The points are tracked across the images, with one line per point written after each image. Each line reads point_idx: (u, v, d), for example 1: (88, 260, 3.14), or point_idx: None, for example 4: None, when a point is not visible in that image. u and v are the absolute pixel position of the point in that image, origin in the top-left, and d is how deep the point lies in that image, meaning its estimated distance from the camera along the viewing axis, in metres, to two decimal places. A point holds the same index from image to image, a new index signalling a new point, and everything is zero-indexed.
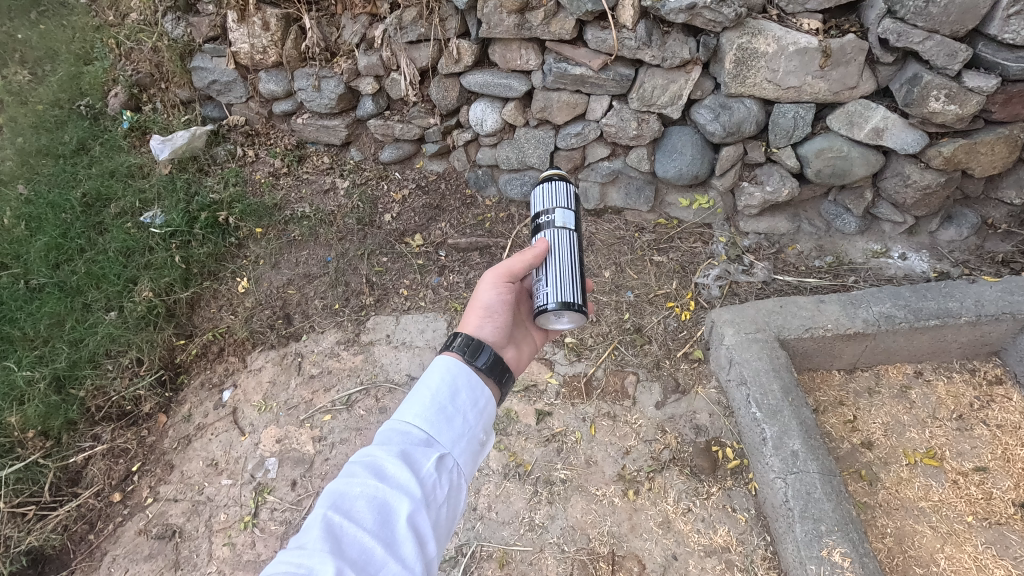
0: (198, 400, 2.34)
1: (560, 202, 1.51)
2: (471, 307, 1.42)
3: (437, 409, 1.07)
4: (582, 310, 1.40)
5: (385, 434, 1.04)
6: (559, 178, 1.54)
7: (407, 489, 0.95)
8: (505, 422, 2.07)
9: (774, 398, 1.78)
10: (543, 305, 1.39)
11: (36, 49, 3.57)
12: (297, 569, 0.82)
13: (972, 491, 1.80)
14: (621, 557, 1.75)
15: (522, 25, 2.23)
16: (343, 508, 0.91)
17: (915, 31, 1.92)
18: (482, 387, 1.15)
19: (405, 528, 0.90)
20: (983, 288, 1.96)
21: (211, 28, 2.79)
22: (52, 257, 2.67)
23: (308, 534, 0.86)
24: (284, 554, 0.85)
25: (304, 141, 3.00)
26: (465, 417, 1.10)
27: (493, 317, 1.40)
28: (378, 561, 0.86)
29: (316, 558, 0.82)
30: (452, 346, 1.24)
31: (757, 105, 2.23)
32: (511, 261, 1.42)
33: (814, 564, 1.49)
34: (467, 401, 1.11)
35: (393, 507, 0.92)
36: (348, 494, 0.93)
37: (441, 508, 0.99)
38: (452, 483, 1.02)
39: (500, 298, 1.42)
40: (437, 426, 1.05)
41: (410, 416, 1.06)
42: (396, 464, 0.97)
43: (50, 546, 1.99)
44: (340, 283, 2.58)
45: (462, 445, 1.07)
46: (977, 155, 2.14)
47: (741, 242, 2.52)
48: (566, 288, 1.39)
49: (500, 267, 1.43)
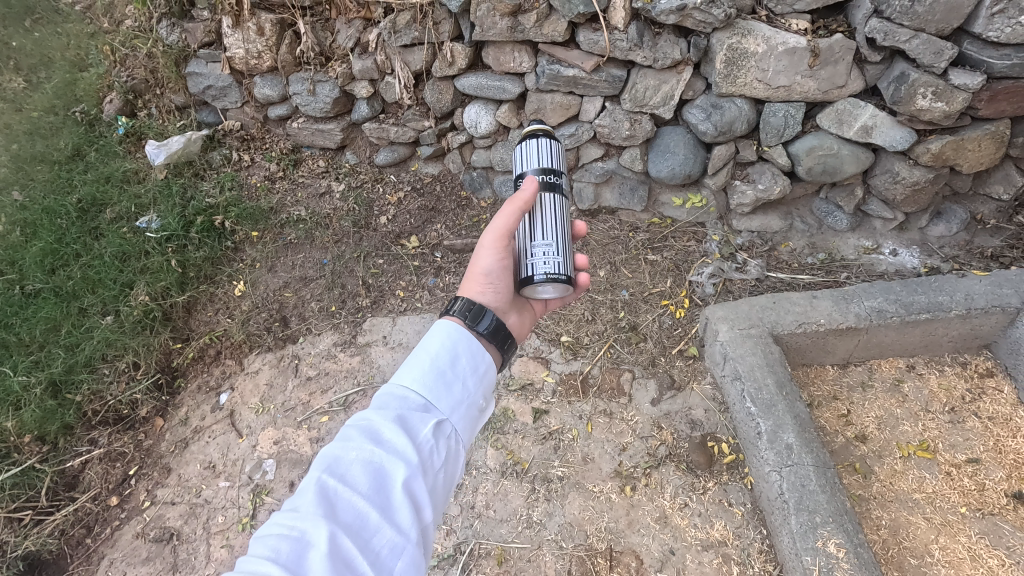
0: (195, 403, 2.33)
1: (548, 164, 1.47)
2: (469, 274, 1.39)
3: (436, 375, 1.08)
4: (568, 280, 1.43)
5: (382, 398, 1.05)
6: (546, 137, 1.50)
7: (404, 455, 0.96)
8: (501, 420, 2.08)
9: (768, 392, 1.80)
10: (530, 275, 1.40)
11: (31, 56, 3.58)
12: (290, 531, 0.83)
13: (966, 482, 1.82)
14: (619, 553, 1.75)
15: (515, 28, 2.25)
16: (338, 472, 0.92)
17: (901, 30, 1.95)
18: (482, 354, 1.16)
19: (400, 494, 0.91)
20: (973, 281, 1.98)
21: (205, 34, 2.80)
22: (48, 262, 2.67)
23: (302, 498, 0.87)
24: (279, 516, 0.86)
25: (299, 145, 3.03)
26: (465, 383, 1.11)
27: (492, 284, 1.40)
28: (373, 526, 0.87)
29: (309, 521, 0.83)
30: (452, 310, 1.23)
31: (748, 105, 2.26)
32: (502, 219, 1.39)
33: (810, 556, 1.50)
34: (467, 367, 1.12)
35: (389, 473, 0.94)
36: (343, 458, 0.94)
37: (437, 474, 1.00)
38: (449, 450, 1.04)
39: (497, 262, 1.41)
40: (436, 392, 1.06)
41: (409, 380, 1.07)
42: (394, 429, 0.98)
43: (47, 550, 1.98)
44: (336, 286, 2.59)
45: (460, 412, 1.08)
46: (965, 151, 2.17)
47: (734, 240, 2.54)
48: (554, 257, 1.40)
49: (492, 229, 1.40)
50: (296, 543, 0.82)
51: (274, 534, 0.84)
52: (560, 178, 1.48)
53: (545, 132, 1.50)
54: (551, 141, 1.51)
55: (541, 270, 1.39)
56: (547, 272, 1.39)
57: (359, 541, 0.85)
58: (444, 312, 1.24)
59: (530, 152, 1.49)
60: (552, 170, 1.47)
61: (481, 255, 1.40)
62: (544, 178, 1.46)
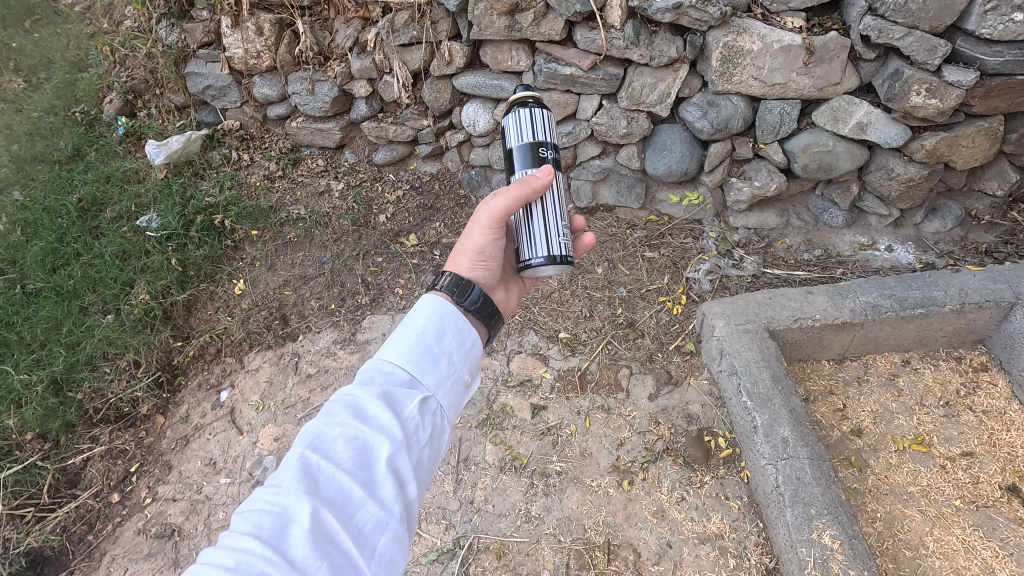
0: (196, 401, 2.35)
1: (539, 134, 1.48)
2: (460, 250, 1.39)
3: (422, 350, 1.09)
4: (568, 262, 1.45)
5: (368, 373, 1.06)
6: (537, 106, 1.49)
7: (388, 431, 0.97)
8: (500, 416, 2.10)
9: (763, 387, 1.82)
10: (529, 259, 1.43)
11: (31, 57, 3.60)
12: (273, 507, 0.85)
13: (960, 475, 1.83)
14: (616, 546, 1.77)
15: (512, 27, 2.27)
16: (321, 448, 0.94)
17: (895, 28, 1.97)
18: (469, 329, 1.18)
19: (384, 469, 0.93)
20: (967, 276, 2.00)
21: (205, 34, 2.82)
22: (49, 261, 2.69)
23: (285, 473, 0.89)
24: (262, 491, 0.88)
25: (299, 144, 3.04)
26: (451, 358, 1.12)
27: (484, 261, 1.40)
28: (356, 501, 0.89)
29: (292, 497, 0.86)
30: (438, 285, 1.26)
31: (744, 102, 2.27)
32: (503, 202, 1.37)
33: (805, 547, 1.52)
34: (453, 343, 1.14)
35: (372, 449, 0.95)
36: (327, 434, 0.95)
37: (422, 449, 1.02)
38: (434, 425, 1.06)
39: (490, 240, 1.40)
40: (421, 367, 1.08)
41: (395, 356, 1.08)
42: (378, 406, 0.99)
43: (50, 547, 2.00)
44: (336, 284, 2.61)
45: (445, 387, 1.10)
46: (959, 148, 2.19)
47: (731, 237, 2.56)
48: (552, 234, 1.43)
49: (489, 208, 1.39)
50: (279, 518, 0.84)
51: (257, 509, 0.86)
52: (552, 150, 1.49)
53: (534, 99, 1.49)
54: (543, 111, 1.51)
55: (540, 250, 1.42)
56: (547, 252, 1.42)
57: (342, 515, 0.87)
58: (430, 288, 1.27)
59: (521, 120, 1.47)
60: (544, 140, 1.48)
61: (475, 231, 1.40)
62: (536, 150, 1.46)
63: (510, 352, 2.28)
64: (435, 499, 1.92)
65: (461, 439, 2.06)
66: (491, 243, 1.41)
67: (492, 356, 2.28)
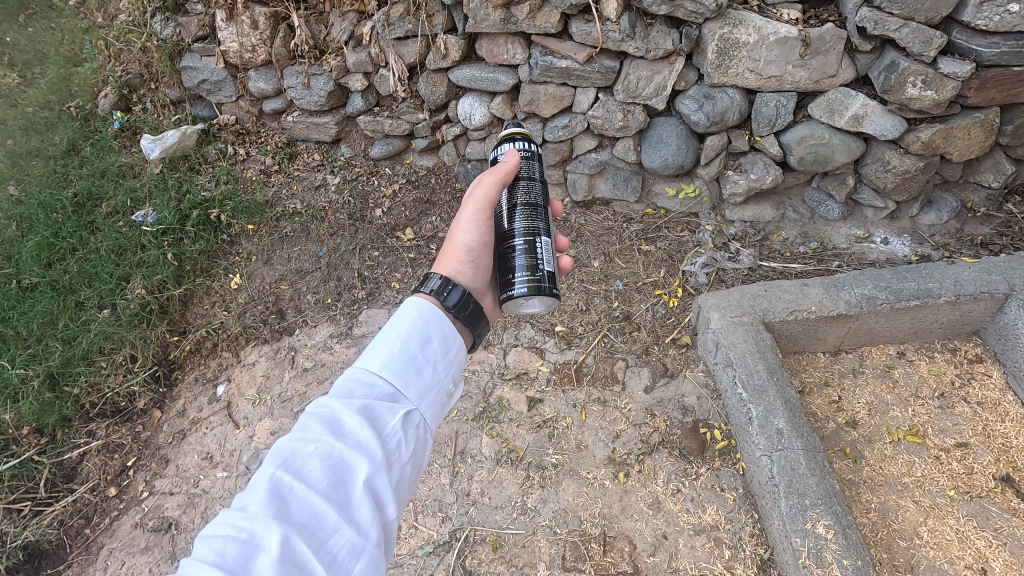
0: (193, 395, 2.35)
1: (529, 167, 1.53)
2: (447, 248, 1.43)
3: (404, 360, 1.11)
4: (552, 292, 1.41)
5: (348, 384, 1.07)
6: (524, 141, 1.57)
7: (367, 449, 0.98)
8: (497, 409, 2.11)
9: (759, 377, 1.82)
10: (511, 291, 1.38)
11: (25, 51, 3.58)
12: (239, 533, 0.84)
13: (954, 466, 1.84)
14: (612, 538, 1.78)
15: (508, 19, 2.26)
16: (294, 467, 0.93)
17: (891, 19, 1.96)
18: (454, 336, 1.21)
19: (361, 490, 0.93)
20: (962, 268, 2.00)
21: (200, 28, 2.81)
22: (45, 256, 2.68)
23: (254, 496, 0.88)
24: (227, 515, 0.86)
25: (294, 139, 3.03)
26: (434, 368, 1.15)
27: (473, 260, 1.43)
28: (330, 526, 0.89)
29: (260, 523, 0.84)
30: (424, 287, 1.28)
31: (740, 95, 2.27)
32: (484, 191, 1.46)
33: (800, 538, 1.53)
34: (437, 352, 1.16)
35: (349, 468, 0.96)
36: (301, 452, 0.95)
37: (401, 466, 1.03)
38: (416, 439, 1.07)
39: (476, 235, 1.45)
40: (404, 380, 1.09)
41: (376, 366, 1.09)
42: (358, 421, 1.00)
43: (47, 540, 2.01)
44: (332, 278, 2.61)
45: (427, 400, 1.12)
46: (955, 139, 2.19)
47: (727, 230, 2.56)
48: (538, 255, 1.41)
49: (473, 201, 1.47)
50: (245, 545, 0.82)
51: (221, 535, 0.84)
52: (541, 184, 1.53)
53: (522, 137, 1.57)
54: (530, 144, 1.57)
55: (523, 272, 1.38)
56: (529, 277, 1.38)
57: (314, 541, 0.86)
58: (416, 289, 1.29)
59: (520, 154, 1.54)
60: (531, 168, 1.53)
61: (461, 225, 1.46)
62: (524, 185, 1.50)
63: (507, 346, 2.29)
64: (432, 492, 1.93)
65: (458, 432, 2.06)
66: (477, 238, 1.45)
67: (489, 349, 2.28)
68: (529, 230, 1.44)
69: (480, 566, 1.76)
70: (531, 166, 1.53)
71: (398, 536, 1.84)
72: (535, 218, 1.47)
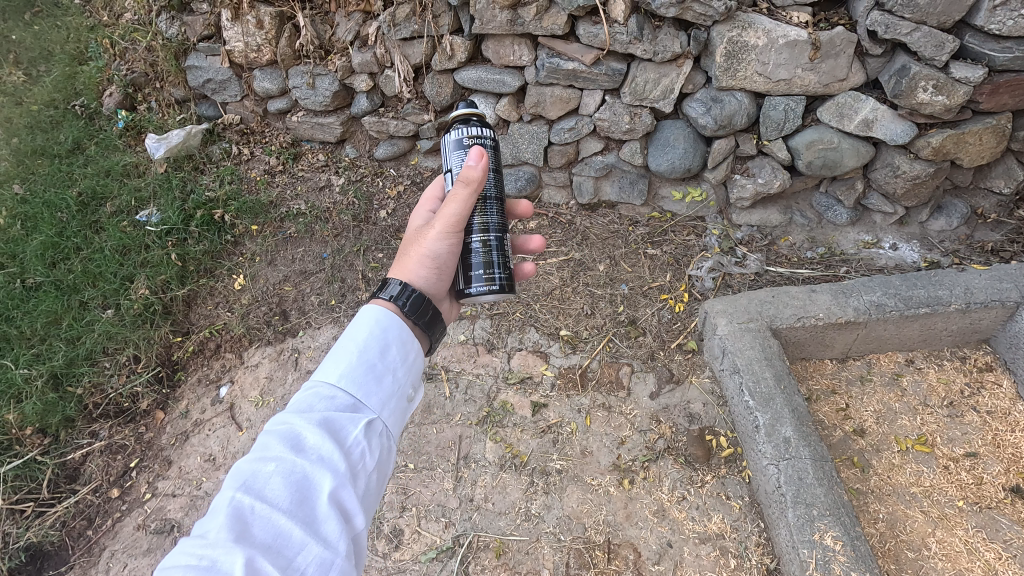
0: (196, 397, 2.34)
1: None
2: (412, 256, 1.37)
3: (364, 369, 1.11)
4: (508, 289, 1.46)
5: (307, 399, 1.06)
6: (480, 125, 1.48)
7: (330, 462, 0.97)
8: (501, 414, 2.09)
9: (765, 385, 1.80)
10: (468, 288, 1.42)
11: (32, 50, 3.58)
12: (199, 561, 0.81)
13: (964, 476, 1.82)
14: (617, 546, 1.76)
15: (515, 21, 2.25)
16: (255, 488, 0.92)
17: (902, 23, 1.94)
18: (412, 341, 1.21)
19: (325, 505, 0.93)
20: (972, 275, 1.98)
21: (205, 27, 2.80)
22: (49, 256, 2.68)
23: (213, 522, 0.86)
24: (187, 543, 0.85)
25: (299, 139, 3.02)
26: (395, 375, 1.15)
27: (439, 268, 1.39)
28: (296, 543, 0.88)
29: (220, 549, 0.82)
30: (382, 293, 1.26)
31: (749, 99, 2.25)
32: (459, 205, 1.35)
33: (807, 548, 1.51)
34: (396, 358, 1.16)
35: (312, 483, 0.95)
36: (261, 472, 0.94)
37: (367, 475, 1.02)
38: (381, 447, 1.07)
39: (447, 247, 1.38)
40: (365, 389, 1.09)
41: (335, 378, 1.08)
42: (318, 436, 0.99)
43: (49, 541, 2.00)
44: (336, 279, 2.60)
45: (389, 407, 1.12)
46: (965, 145, 2.17)
47: (733, 234, 2.55)
48: (495, 253, 1.43)
49: (445, 215, 1.36)
50: (206, 572, 0.80)
51: (182, 564, 0.82)
52: (495, 172, 1.46)
53: (477, 120, 1.48)
54: (485, 129, 1.49)
55: (480, 270, 1.41)
56: (486, 275, 1.41)
57: (281, 560, 0.86)
58: (373, 296, 1.27)
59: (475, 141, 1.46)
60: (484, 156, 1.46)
61: (432, 236, 1.37)
62: None
63: (511, 349, 2.28)
64: (435, 497, 1.92)
65: (462, 436, 2.05)
66: (449, 250, 1.39)
67: (493, 353, 2.27)
68: (484, 227, 1.42)
69: (483, 573, 1.74)
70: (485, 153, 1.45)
71: (401, 541, 1.83)
72: (489, 212, 1.44)
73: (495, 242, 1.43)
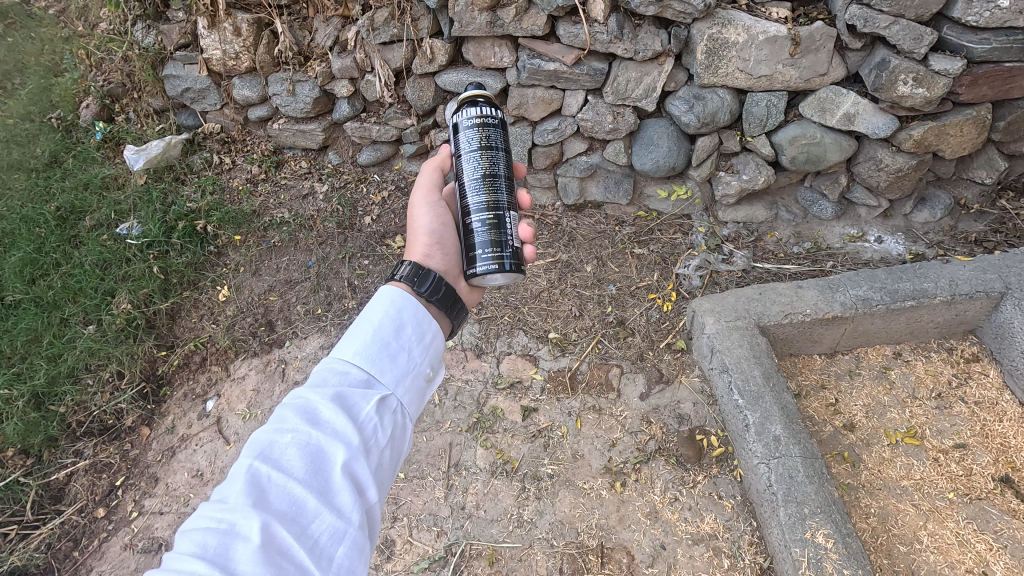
0: (182, 411, 2.31)
1: (489, 135, 1.41)
2: (413, 237, 1.43)
3: (379, 347, 1.09)
4: (518, 270, 1.38)
5: (321, 374, 1.04)
6: (487, 104, 1.43)
7: (344, 436, 0.95)
8: (491, 420, 2.08)
9: (755, 384, 1.80)
10: (474, 268, 1.35)
11: (4, 62, 3.50)
12: (219, 524, 0.81)
13: (953, 468, 1.83)
14: (610, 549, 1.75)
15: (494, 23, 2.23)
16: (272, 458, 0.90)
17: (880, 17, 1.95)
18: (428, 321, 1.18)
19: (340, 477, 0.91)
20: (957, 267, 1.99)
21: (182, 36, 2.76)
22: (27, 273, 2.63)
23: (231, 488, 0.85)
24: (206, 507, 0.84)
25: (281, 147, 2.99)
26: (410, 353, 1.12)
27: (440, 244, 1.43)
28: (311, 512, 0.86)
29: (239, 513, 0.81)
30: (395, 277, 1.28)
31: (731, 95, 2.24)
32: (427, 178, 1.51)
33: (799, 547, 1.50)
34: (412, 337, 1.13)
35: (326, 454, 0.93)
36: (277, 443, 0.92)
37: (381, 451, 1.00)
38: (394, 424, 1.04)
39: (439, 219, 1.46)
40: (379, 365, 1.07)
41: (351, 355, 1.06)
42: (333, 410, 0.97)
43: (34, 565, 1.96)
44: (321, 288, 2.57)
45: (404, 385, 1.09)
46: (946, 137, 2.18)
47: (720, 231, 2.54)
48: (502, 232, 1.37)
49: (422, 189, 1.49)
50: (225, 536, 0.80)
51: (201, 527, 0.82)
52: (503, 154, 1.43)
53: (485, 100, 1.42)
54: (494, 107, 1.44)
55: (485, 250, 1.35)
56: (493, 255, 1.35)
57: (296, 528, 0.84)
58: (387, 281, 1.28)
59: (482, 120, 1.40)
60: (494, 135, 1.41)
61: (420, 213, 1.46)
62: (488, 156, 1.40)
63: (500, 354, 2.26)
64: (427, 506, 1.90)
65: (452, 443, 2.03)
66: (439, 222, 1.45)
67: (482, 358, 2.25)
68: (490, 207, 1.38)
69: None
70: (493, 132, 1.41)
71: (393, 552, 1.81)
72: (496, 192, 1.40)
73: (500, 221, 1.38)
